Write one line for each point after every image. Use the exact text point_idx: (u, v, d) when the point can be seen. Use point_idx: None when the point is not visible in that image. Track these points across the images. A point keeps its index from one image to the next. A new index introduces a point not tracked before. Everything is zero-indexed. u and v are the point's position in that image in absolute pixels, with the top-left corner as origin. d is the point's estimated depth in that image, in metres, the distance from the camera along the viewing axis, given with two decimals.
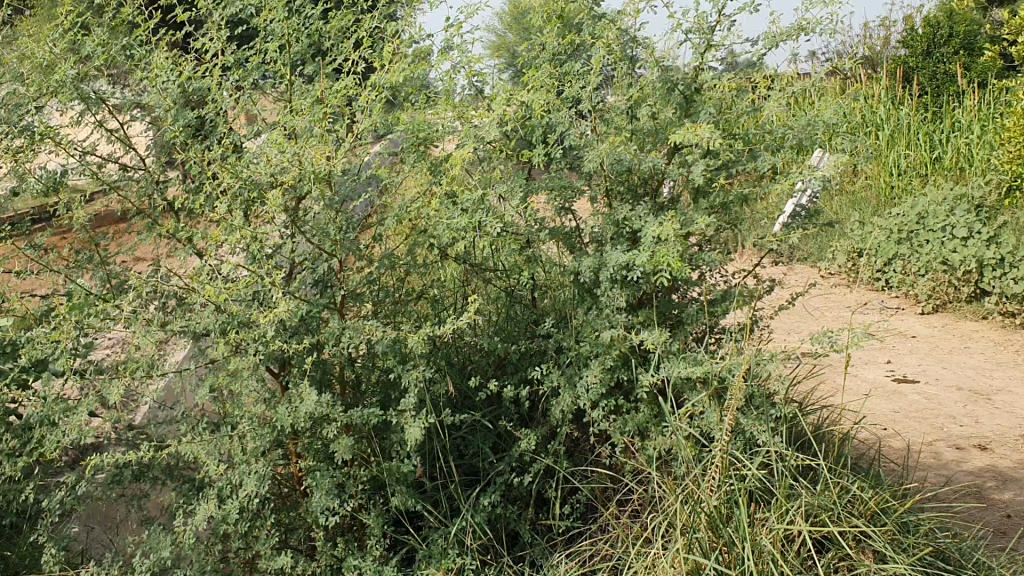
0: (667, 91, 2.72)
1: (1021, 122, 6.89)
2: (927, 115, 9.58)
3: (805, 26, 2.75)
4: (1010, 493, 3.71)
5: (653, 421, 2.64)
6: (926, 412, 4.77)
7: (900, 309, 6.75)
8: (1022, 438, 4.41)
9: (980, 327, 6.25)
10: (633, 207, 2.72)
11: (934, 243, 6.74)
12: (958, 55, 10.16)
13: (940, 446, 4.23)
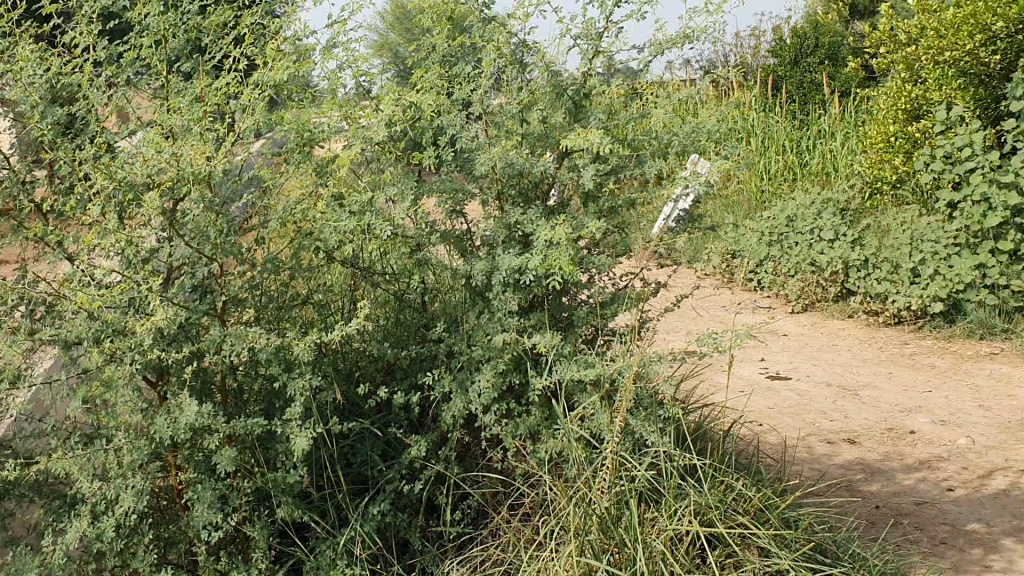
0: (557, 95, 2.73)
1: (882, 130, 7.26)
2: (795, 122, 9.98)
3: (690, 35, 2.81)
4: (878, 485, 3.89)
5: (544, 424, 2.65)
6: (798, 407, 4.96)
7: (772, 309, 7.00)
8: (887, 431, 4.63)
9: (846, 325, 6.53)
10: (524, 211, 2.73)
11: (803, 245, 7.02)
12: (824, 65, 10.62)
13: (813, 441, 4.41)
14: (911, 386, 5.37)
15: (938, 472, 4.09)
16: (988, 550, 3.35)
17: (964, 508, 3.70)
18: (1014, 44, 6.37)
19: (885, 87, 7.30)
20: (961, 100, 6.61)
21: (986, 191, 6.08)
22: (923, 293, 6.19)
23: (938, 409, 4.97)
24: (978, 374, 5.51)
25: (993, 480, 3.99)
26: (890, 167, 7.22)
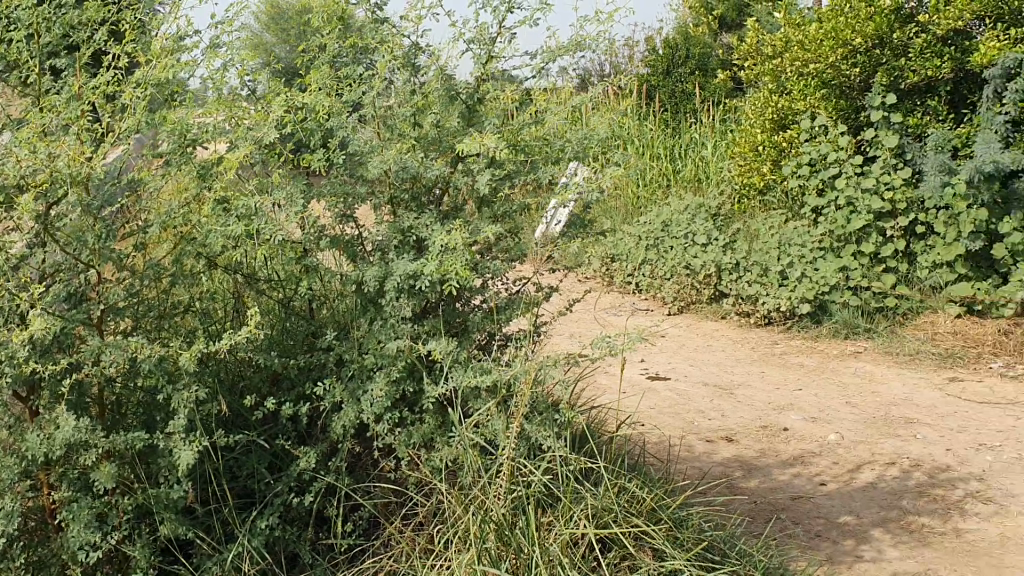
0: (450, 100, 2.74)
1: (750, 139, 7.55)
2: (668, 130, 10.29)
3: (581, 42, 2.84)
4: (756, 481, 4.02)
5: (438, 432, 2.63)
6: (678, 407, 5.09)
7: (650, 311, 7.17)
8: (762, 429, 4.80)
9: (720, 327, 6.74)
10: (417, 216, 2.70)
11: (678, 248, 7.21)
12: (694, 75, 10.98)
13: (693, 440, 4.52)
14: (782, 385, 5.58)
15: (811, 467, 4.25)
16: (859, 541, 3.49)
17: (836, 501, 3.85)
18: (871, 58, 6.61)
19: (753, 98, 7.58)
20: (824, 110, 6.92)
21: (848, 197, 6.38)
22: (792, 295, 6.43)
23: (808, 406, 5.18)
24: (843, 372, 5.76)
25: (861, 474, 4.17)
26: (759, 175, 7.50)
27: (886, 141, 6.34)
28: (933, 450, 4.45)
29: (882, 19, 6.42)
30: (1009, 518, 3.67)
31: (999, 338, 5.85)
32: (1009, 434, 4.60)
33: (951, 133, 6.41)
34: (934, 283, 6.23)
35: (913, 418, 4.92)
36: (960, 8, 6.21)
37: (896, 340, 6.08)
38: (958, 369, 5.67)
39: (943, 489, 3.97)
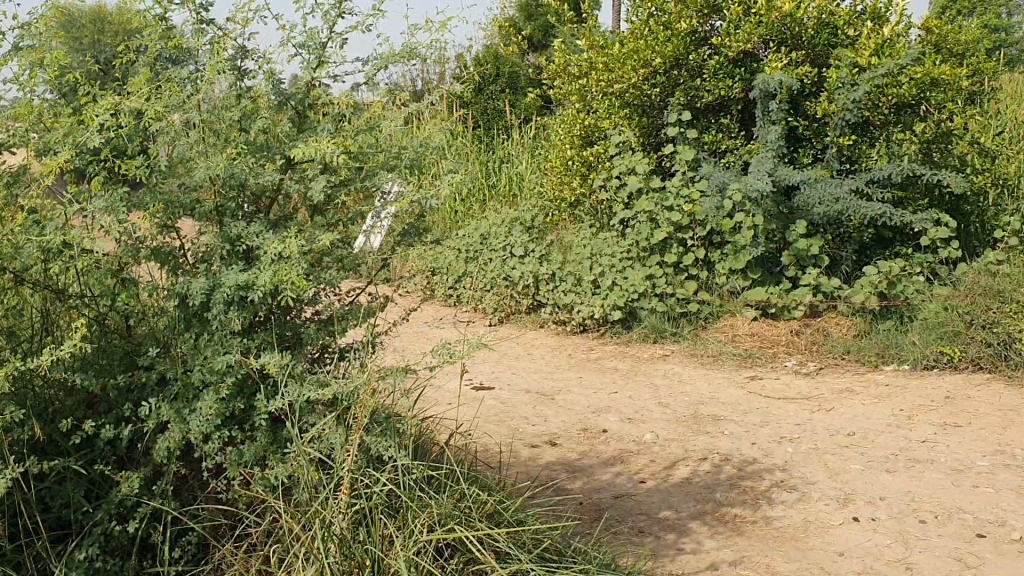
0: (280, 104, 2.70)
1: (561, 155, 7.83)
2: (482, 146, 10.62)
3: (414, 49, 2.84)
4: (580, 483, 4.14)
5: (271, 449, 2.55)
6: (502, 415, 5.18)
7: (471, 323, 7.27)
8: (584, 431, 4.96)
9: (538, 335, 6.91)
10: (245, 225, 2.63)
11: (497, 261, 7.35)
12: (504, 93, 11.39)
13: (518, 446, 4.62)
14: (600, 389, 5.77)
15: (631, 466, 4.42)
16: (679, 534, 3.64)
17: (656, 497, 4.01)
18: (670, 78, 7.02)
19: (562, 115, 7.85)
20: (629, 127, 7.28)
21: (651, 210, 6.72)
22: (604, 302, 6.68)
23: (625, 408, 5.39)
24: (655, 374, 6.03)
25: (677, 470, 4.36)
26: (569, 189, 7.77)
27: (685, 157, 6.77)
28: (740, 444, 4.71)
29: (679, 41, 6.80)
30: (810, 503, 3.90)
31: (792, 337, 6.21)
32: (806, 427, 4.94)
33: (740, 149, 6.93)
34: (731, 288, 6.57)
35: (721, 415, 5.21)
36: (749, 32, 6.67)
37: (701, 342, 6.42)
38: (757, 368, 6.04)
39: (752, 480, 4.20)
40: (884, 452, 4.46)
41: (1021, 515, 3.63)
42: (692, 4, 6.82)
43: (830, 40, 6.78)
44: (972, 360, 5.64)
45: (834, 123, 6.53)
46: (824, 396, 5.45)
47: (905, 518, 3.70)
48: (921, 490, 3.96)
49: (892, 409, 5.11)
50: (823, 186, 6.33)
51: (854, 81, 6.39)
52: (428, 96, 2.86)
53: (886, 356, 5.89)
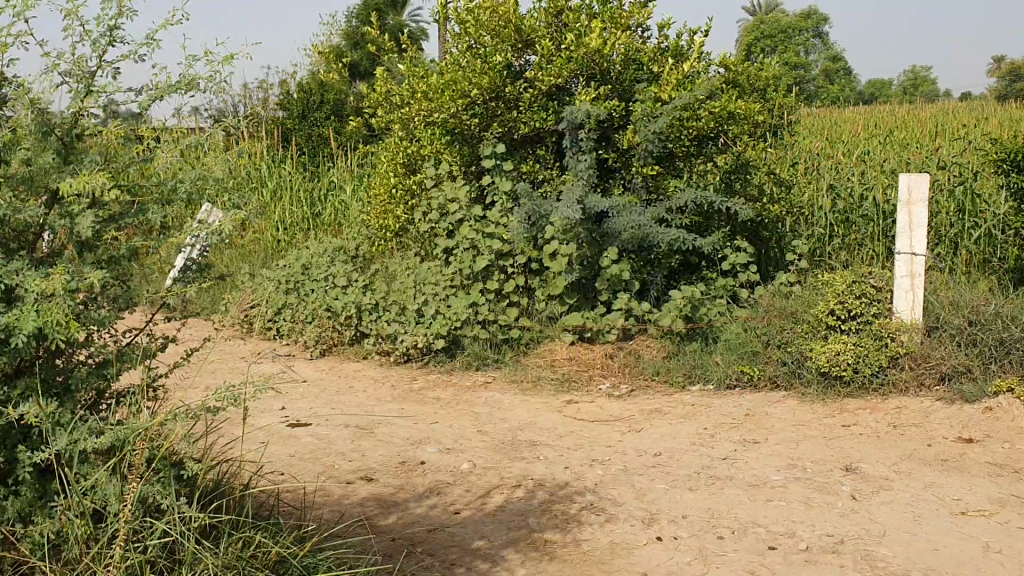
0: (44, 135, 2.58)
1: (383, 183, 7.85)
2: (307, 173, 10.59)
3: (193, 80, 2.79)
4: (394, 518, 4.08)
5: (37, 504, 2.39)
6: (317, 452, 5.06)
7: (291, 356, 7.10)
8: (401, 463, 4.91)
9: (361, 367, 6.82)
10: (6, 263, 2.49)
11: (318, 292, 7.22)
12: (329, 121, 11.48)
13: (332, 484, 4.52)
14: (420, 420, 5.72)
15: (445, 498, 4.40)
16: (491, 563, 3.64)
17: (469, 528, 4.00)
18: (488, 110, 7.10)
19: (385, 144, 7.86)
20: (449, 157, 7.38)
21: (472, 239, 6.79)
22: (428, 331, 6.65)
23: (443, 438, 5.37)
24: (475, 403, 6.04)
25: (490, 499, 4.37)
26: (394, 217, 7.79)
27: (502, 187, 6.88)
28: (554, 469, 4.78)
29: (495, 74, 6.92)
30: (617, 524, 4.00)
31: (606, 360, 6.40)
32: (617, 449, 5.07)
33: (556, 179, 7.15)
34: (550, 313, 6.79)
35: (537, 440, 5.27)
36: (560, 68, 6.87)
37: (520, 369, 6.51)
38: (574, 392, 6.16)
39: (563, 504, 4.26)
40: (687, 470, 4.63)
41: (809, 526, 3.83)
42: (506, 37, 6.98)
43: (636, 77, 7.12)
44: (769, 379, 5.87)
45: (639, 154, 6.83)
46: (634, 417, 5.63)
47: (704, 535, 3.83)
48: (720, 506, 4.12)
49: (697, 427, 5.32)
50: (626, 213, 6.57)
51: (655, 114, 6.72)
52: (208, 128, 2.83)
53: (692, 376, 6.12)
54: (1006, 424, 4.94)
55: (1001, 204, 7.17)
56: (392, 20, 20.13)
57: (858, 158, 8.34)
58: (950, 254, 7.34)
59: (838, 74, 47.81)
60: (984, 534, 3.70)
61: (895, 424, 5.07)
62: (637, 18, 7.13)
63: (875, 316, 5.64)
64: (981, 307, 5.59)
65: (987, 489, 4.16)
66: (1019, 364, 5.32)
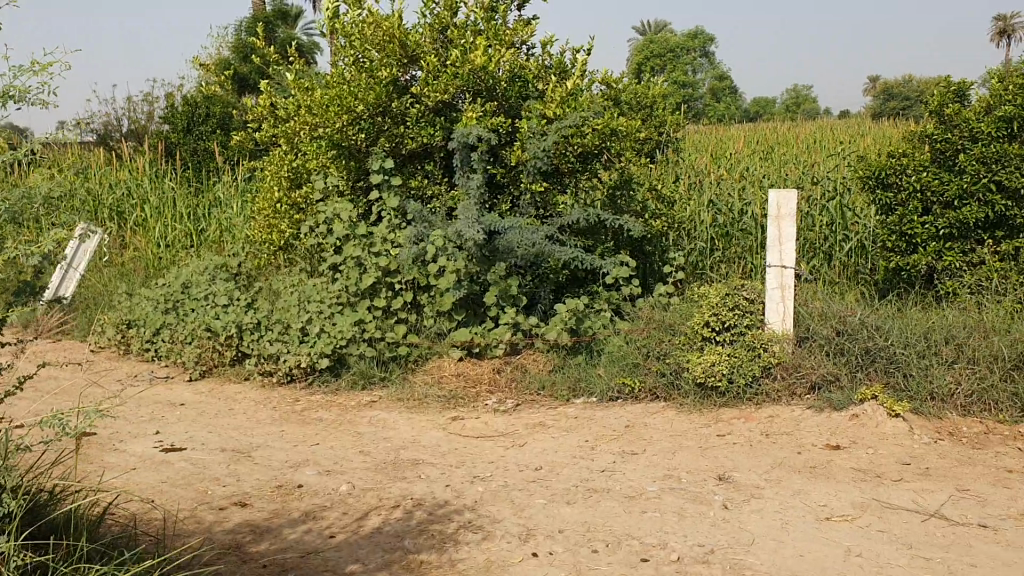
0: None
1: (268, 198, 7.68)
2: (191, 188, 10.30)
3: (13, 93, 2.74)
4: (265, 544, 3.96)
5: None
6: (189, 478, 4.88)
7: (169, 379, 6.84)
8: (278, 488, 4.77)
9: (241, 389, 6.59)
10: None
11: (198, 311, 6.98)
12: (215, 135, 11.23)
13: (202, 511, 4.35)
14: (300, 441, 5.58)
15: (321, 521, 4.29)
16: None
17: (343, 551, 3.90)
18: (374, 125, 7.01)
19: (269, 158, 7.68)
20: (335, 171, 7.25)
21: (358, 257, 6.66)
22: (312, 351, 6.48)
23: (324, 459, 5.25)
24: (358, 423, 5.91)
25: (367, 521, 4.28)
26: (278, 232, 7.62)
27: (390, 203, 6.79)
28: (434, 488, 4.72)
29: (381, 89, 6.82)
30: (494, 541, 3.96)
31: (494, 375, 6.38)
32: (499, 464, 5.05)
33: (444, 195, 7.13)
34: (438, 330, 6.72)
35: (420, 459, 5.20)
36: (446, 83, 6.85)
37: (407, 386, 6.42)
38: (460, 408, 6.09)
39: (441, 523, 4.20)
40: (566, 484, 4.63)
41: (681, 537, 3.88)
42: (391, 52, 6.90)
43: (521, 93, 7.24)
44: (650, 390, 5.96)
45: (527, 170, 6.87)
46: (518, 432, 5.62)
47: (579, 549, 3.83)
48: (596, 520, 4.13)
49: (579, 440, 5.35)
50: (516, 229, 6.58)
51: (543, 131, 6.78)
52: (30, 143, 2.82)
53: (577, 390, 6.15)
54: (871, 430, 5.12)
55: (869, 219, 7.47)
56: (282, 33, 19.86)
57: (739, 174, 8.57)
58: (824, 265, 7.61)
59: (724, 93, 49.38)
60: (845, 538, 3.81)
61: (767, 433, 5.20)
62: (522, 36, 7.19)
63: (748, 328, 5.76)
64: (847, 317, 5.80)
65: (851, 494, 4.30)
66: (884, 371, 5.50)
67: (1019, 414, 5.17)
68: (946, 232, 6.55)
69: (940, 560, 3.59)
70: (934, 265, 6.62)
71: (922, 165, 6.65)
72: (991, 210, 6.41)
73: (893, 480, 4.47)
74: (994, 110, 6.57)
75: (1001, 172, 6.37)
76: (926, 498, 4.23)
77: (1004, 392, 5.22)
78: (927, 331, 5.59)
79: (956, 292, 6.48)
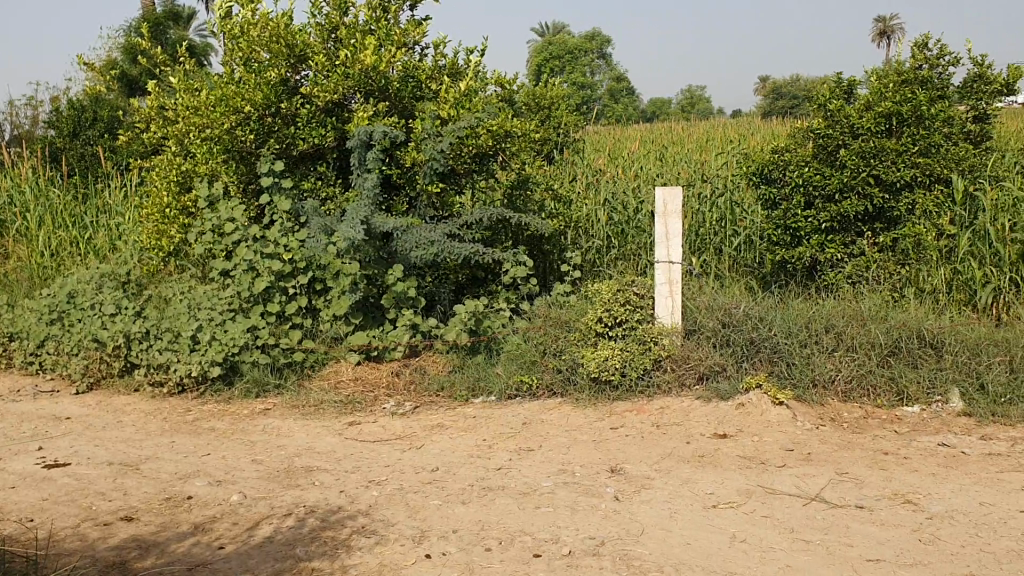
0: None
1: (157, 202, 7.42)
2: (78, 195, 9.94)
3: None
4: (151, 560, 3.84)
5: None
6: (73, 494, 4.70)
7: (54, 393, 6.56)
8: (168, 500, 4.64)
9: (131, 401, 6.35)
10: None
11: (84, 321, 6.69)
12: (103, 139, 10.86)
13: (85, 528, 4.20)
14: (192, 452, 5.43)
15: (211, 533, 4.19)
16: None
17: (234, 562, 3.81)
18: (264, 126, 6.86)
19: (156, 161, 7.45)
20: (225, 174, 7.05)
21: (249, 260, 6.47)
22: (202, 359, 6.23)
23: (215, 470, 5.12)
24: (252, 432, 5.76)
25: (259, 530, 4.19)
26: (167, 238, 7.37)
27: (282, 206, 6.57)
28: (328, 493, 4.65)
29: (269, 89, 6.72)
30: (387, 545, 3.92)
31: (392, 378, 6.35)
32: (394, 467, 5.01)
33: (339, 197, 7.06)
34: (335, 334, 6.62)
35: (315, 465, 5.12)
36: (337, 83, 6.76)
37: (303, 392, 6.30)
38: (357, 413, 5.97)
39: (334, 530, 4.14)
40: (461, 484, 4.63)
41: (573, 530, 3.92)
42: (279, 53, 6.77)
43: (414, 93, 7.20)
44: (547, 386, 6.01)
45: (423, 171, 6.83)
46: (415, 434, 5.58)
47: (472, 548, 3.83)
48: (490, 518, 4.14)
49: (476, 440, 5.35)
50: (415, 231, 6.59)
51: (438, 132, 6.76)
52: None
53: (475, 389, 6.12)
54: (756, 418, 5.25)
55: (756, 214, 7.68)
56: (174, 35, 19.40)
57: (634, 173, 8.73)
58: (715, 260, 7.82)
59: (622, 94, 50.10)
60: (731, 525, 3.91)
61: (658, 425, 5.30)
62: (414, 36, 7.16)
63: (639, 322, 5.88)
64: (731, 309, 5.96)
65: (737, 481, 4.41)
66: (769, 360, 5.67)
67: (895, 398, 5.45)
68: (828, 226, 6.79)
69: (819, 542, 3.71)
70: (818, 257, 6.86)
71: (804, 161, 6.88)
72: (870, 203, 6.66)
73: (777, 466, 4.60)
74: (873, 106, 6.76)
75: (879, 167, 6.56)
76: (807, 482, 4.37)
77: (882, 377, 5.47)
78: (808, 321, 5.79)
79: (836, 283, 6.75)
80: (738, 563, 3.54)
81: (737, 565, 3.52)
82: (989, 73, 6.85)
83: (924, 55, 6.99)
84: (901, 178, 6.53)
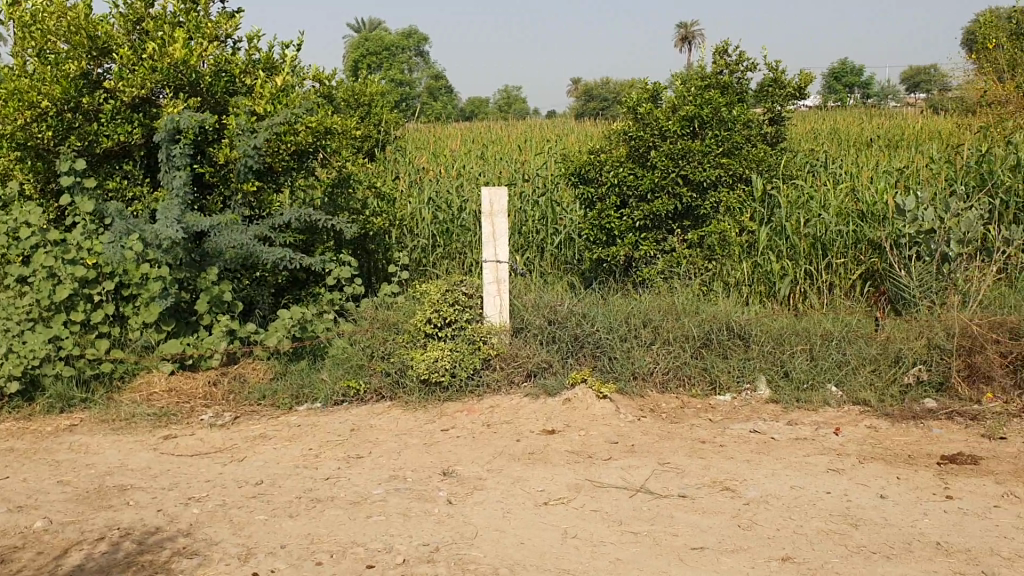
0: None
1: None
2: None
3: None
4: None
5: None
6: None
7: None
8: None
9: None
10: None
11: None
12: None
13: None
14: None
15: (12, 565, 3.85)
16: None
17: None
18: (63, 121, 6.36)
19: None
20: (19, 172, 6.50)
21: (49, 266, 5.91)
22: None
23: (15, 494, 4.73)
24: (56, 451, 5.36)
25: (67, 559, 3.89)
26: None
27: (84, 207, 6.09)
28: (144, 514, 4.39)
29: (68, 82, 6.25)
30: (211, 566, 3.74)
31: (209, 388, 6.06)
32: (215, 482, 4.78)
33: (148, 197, 6.69)
34: (145, 343, 6.22)
35: (128, 484, 4.81)
36: (143, 77, 6.39)
37: (112, 406, 5.92)
38: (172, 426, 5.66)
39: (151, 553, 3.91)
40: (288, 496, 4.48)
41: (405, 538, 3.87)
42: (78, 44, 6.31)
43: (227, 88, 6.89)
44: (375, 391, 5.90)
45: (237, 170, 6.56)
46: (237, 445, 5.35)
47: (302, 563, 3.71)
48: (319, 531, 4.02)
49: (302, 449, 5.19)
50: (229, 231, 6.34)
51: (252, 128, 6.50)
52: None
53: (299, 396, 5.94)
54: (582, 412, 5.37)
55: (574, 213, 7.85)
56: None
57: (456, 172, 8.75)
58: (537, 258, 7.96)
59: (439, 92, 50.26)
60: (562, 521, 3.97)
61: (487, 424, 5.32)
62: (226, 29, 6.87)
63: (467, 322, 5.88)
64: (556, 307, 6.08)
65: (565, 477, 4.49)
66: (592, 356, 5.82)
67: (708, 388, 5.69)
68: (642, 224, 7.03)
69: (646, 534, 3.82)
70: (633, 254, 7.09)
71: (618, 161, 7.05)
72: (680, 202, 6.94)
73: (603, 460, 4.71)
74: (679, 110, 7.04)
75: (687, 167, 6.85)
76: (632, 474, 4.50)
77: (696, 368, 5.72)
78: (627, 317, 6.00)
79: (651, 279, 7.00)
80: (570, 560, 3.60)
81: (569, 563, 3.58)
82: (782, 78, 7.25)
83: (725, 60, 7.36)
84: (707, 177, 6.85)
